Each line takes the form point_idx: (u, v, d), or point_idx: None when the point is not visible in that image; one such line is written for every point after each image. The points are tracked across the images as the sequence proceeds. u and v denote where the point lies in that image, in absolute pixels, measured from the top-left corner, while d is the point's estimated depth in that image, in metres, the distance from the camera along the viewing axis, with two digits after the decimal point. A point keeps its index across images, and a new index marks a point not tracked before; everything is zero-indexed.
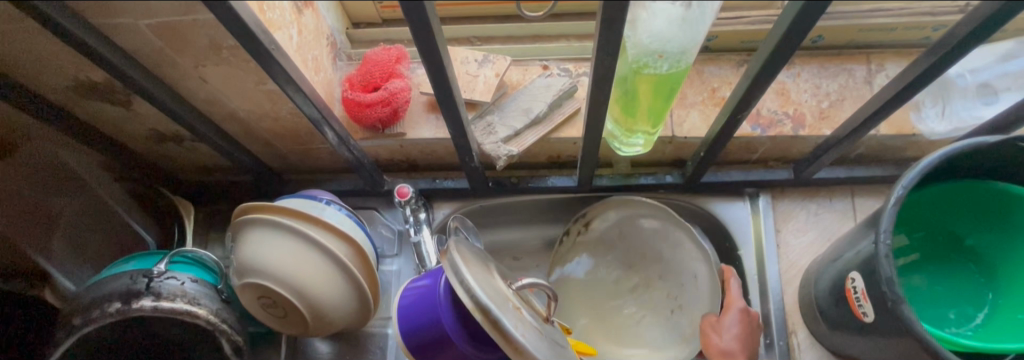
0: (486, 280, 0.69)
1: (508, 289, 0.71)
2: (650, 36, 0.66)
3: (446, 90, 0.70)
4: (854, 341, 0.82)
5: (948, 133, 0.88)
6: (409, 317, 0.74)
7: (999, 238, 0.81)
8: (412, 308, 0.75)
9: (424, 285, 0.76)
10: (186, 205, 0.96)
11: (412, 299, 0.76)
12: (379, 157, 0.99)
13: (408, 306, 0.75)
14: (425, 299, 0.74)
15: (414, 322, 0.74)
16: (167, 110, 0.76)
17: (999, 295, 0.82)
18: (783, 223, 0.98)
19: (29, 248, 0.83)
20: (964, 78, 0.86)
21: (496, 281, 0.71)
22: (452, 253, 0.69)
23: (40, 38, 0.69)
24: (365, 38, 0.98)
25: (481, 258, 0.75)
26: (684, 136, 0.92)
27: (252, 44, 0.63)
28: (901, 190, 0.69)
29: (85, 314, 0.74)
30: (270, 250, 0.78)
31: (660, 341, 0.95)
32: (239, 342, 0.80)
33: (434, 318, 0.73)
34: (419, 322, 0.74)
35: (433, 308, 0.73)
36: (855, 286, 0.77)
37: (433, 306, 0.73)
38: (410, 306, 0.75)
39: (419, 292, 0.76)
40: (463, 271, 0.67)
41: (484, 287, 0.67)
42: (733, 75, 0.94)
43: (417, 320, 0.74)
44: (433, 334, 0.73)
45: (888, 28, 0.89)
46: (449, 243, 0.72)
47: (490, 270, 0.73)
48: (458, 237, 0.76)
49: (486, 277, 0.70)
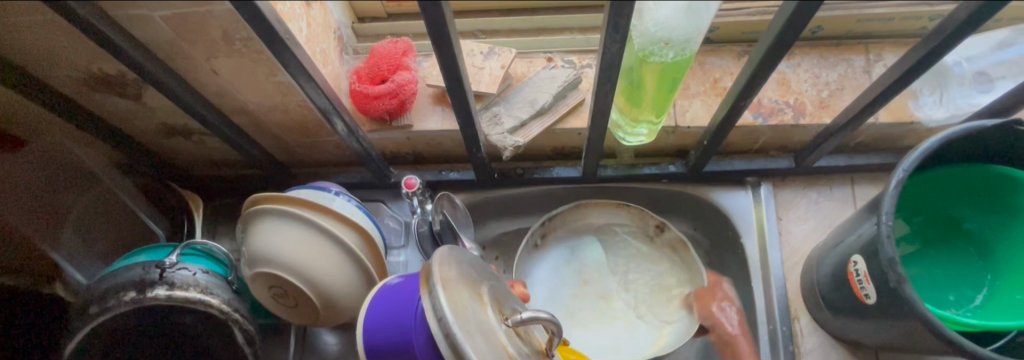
0: (474, 322, 0.65)
1: (496, 326, 0.68)
2: (656, 24, 0.68)
3: (456, 79, 0.71)
4: (856, 324, 0.84)
5: (945, 120, 0.90)
6: (377, 331, 0.73)
7: (998, 221, 0.83)
8: (383, 324, 0.73)
9: (400, 299, 0.74)
10: (195, 198, 0.94)
11: (384, 309, 0.74)
12: (386, 149, 1.01)
13: (380, 317, 0.73)
14: (398, 314, 0.72)
15: (384, 335, 0.72)
16: (179, 101, 0.76)
17: (997, 276, 0.84)
18: (784, 211, 1.00)
19: (39, 241, 0.83)
20: (960, 66, 0.88)
21: (483, 315, 0.68)
22: (434, 287, 0.65)
23: (53, 31, 0.69)
24: (372, 32, 1.00)
25: (470, 283, 0.71)
26: (687, 125, 0.94)
27: (266, 33, 0.64)
28: (902, 173, 0.71)
29: (101, 303, 0.75)
30: (280, 240, 0.79)
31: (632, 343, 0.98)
32: (251, 331, 0.81)
33: (405, 335, 0.71)
34: (388, 337, 0.72)
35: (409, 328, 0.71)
36: (857, 269, 0.78)
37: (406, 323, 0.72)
38: (383, 318, 0.73)
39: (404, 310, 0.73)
40: (446, 317, 0.63)
41: (473, 337, 0.63)
42: (734, 65, 0.96)
43: (387, 335, 0.72)
44: (402, 350, 0.72)
45: (886, 19, 0.91)
46: (435, 271, 0.67)
47: (478, 303, 0.69)
48: (445, 254, 0.71)
49: (473, 317, 0.66)
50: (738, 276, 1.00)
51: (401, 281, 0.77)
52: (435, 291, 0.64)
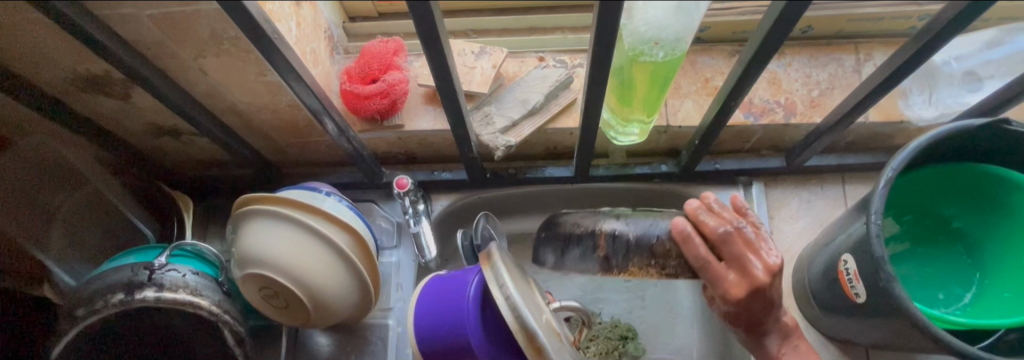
0: (530, 296, 0.72)
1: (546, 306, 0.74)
2: (646, 24, 0.68)
3: (446, 79, 0.71)
4: (846, 323, 0.84)
5: (934, 119, 0.91)
6: (427, 327, 0.78)
7: (986, 220, 0.84)
8: (433, 319, 0.78)
9: (445, 293, 0.80)
10: (185, 200, 0.93)
11: (431, 306, 0.79)
12: (378, 149, 1.00)
13: (427, 314, 0.79)
14: (445, 308, 0.78)
15: (435, 330, 0.78)
16: (167, 101, 0.76)
17: (986, 275, 0.84)
18: (775, 211, 1.00)
19: (27, 244, 0.82)
20: (949, 65, 0.89)
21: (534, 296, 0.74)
22: (497, 263, 0.73)
23: (39, 32, 0.69)
24: (363, 32, 0.99)
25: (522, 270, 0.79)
26: (678, 125, 0.94)
27: (254, 32, 0.64)
28: (891, 172, 0.71)
29: (89, 304, 0.74)
30: (271, 241, 0.78)
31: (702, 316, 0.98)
32: (242, 333, 0.80)
33: (454, 328, 0.77)
34: (439, 332, 0.78)
35: (456, 312, 0.77)
36: (847, 268, 0.78)
37: (454, 317, 0.77)
38: (433, 302, 0.79)
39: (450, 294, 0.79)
40: (509, 286, 0.71)
41: (529, 305, 0.70)
42: (725, 65, 0.96)
43: (438, 331, 0.78)
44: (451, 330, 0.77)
45: (876, 18, 0.91)
46: (496, 252, 0.75)
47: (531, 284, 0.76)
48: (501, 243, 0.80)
49: (529, 292, 0.73)
50: None
51: (442, 276, 0.82)
52: (501, 268, 0.73)
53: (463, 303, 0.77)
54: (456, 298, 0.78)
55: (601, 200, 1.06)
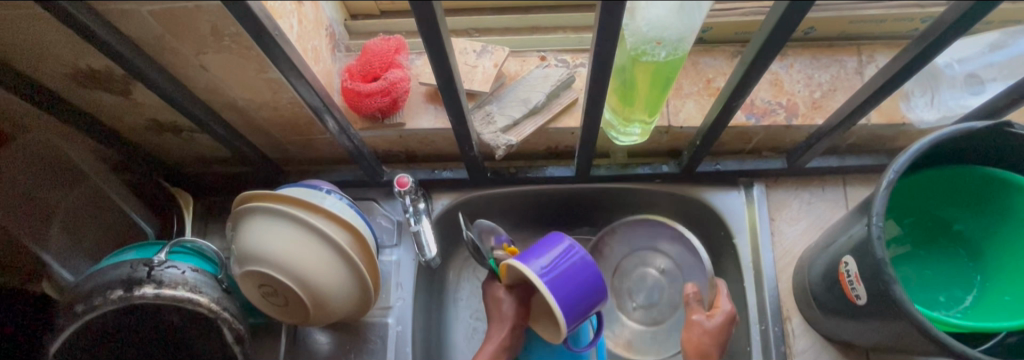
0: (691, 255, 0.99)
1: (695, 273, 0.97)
2: (649, 23, 0.67)
3: (448, 78, 0.71)
4: (848, 325, 0.84)
5: (936, 122, 0.90)
6: (568, 302, 0.80)
7: (988, 222, 0.83)
8: (568, 285, 0.81)
9: (563, 269, 0.81)
10: (185, 197, 0.95)
11: (562, 287, 0.80)
12: (378, 147, 1.00)
13: (563, 289, 0.80)
14: (572, 282, 0.81)
15: (577, 302, 0.81)
16: (167, 97, 0.76)
17: (987, 278, 0.84)
18: (777, 212, 1.00)
19: (26, 239, 0.83)
20: (951, 68, 0.89)
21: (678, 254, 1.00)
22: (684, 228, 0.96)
23: (36, 26, 0.69)
24: (364, 30, 0.99)
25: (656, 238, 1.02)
26: (680, 125, 0.94)
27: (256, 29, 0.64)
28: (892, 174, 0.71)
29: (87, 301, 0.74)
30: (270, 238, 0.78)
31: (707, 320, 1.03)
32: (241, 330, 0.80)
33: (594, 290, 0.82)
34: (579, 300, 0.81)
35: (586, 278, 0.82)
36: (848, 270, 0.78)
37: (588, 280, 0.82)
38: (563, 279, 0.81)
39: (570, 263, 0.82)
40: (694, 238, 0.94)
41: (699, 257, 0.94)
42: (727, 65, 0.96)
43: (579, 301, 0.81)
44: (586, 291, 0.82)
45: (878, 20, 0.91)
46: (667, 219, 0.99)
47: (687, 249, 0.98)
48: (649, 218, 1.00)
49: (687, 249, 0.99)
50: (733, 278, 0.99)
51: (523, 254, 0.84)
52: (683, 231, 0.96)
53: (588, 265, 0.82)
54: (572, 259, 0.82)
55: (602, 201, 1.06)
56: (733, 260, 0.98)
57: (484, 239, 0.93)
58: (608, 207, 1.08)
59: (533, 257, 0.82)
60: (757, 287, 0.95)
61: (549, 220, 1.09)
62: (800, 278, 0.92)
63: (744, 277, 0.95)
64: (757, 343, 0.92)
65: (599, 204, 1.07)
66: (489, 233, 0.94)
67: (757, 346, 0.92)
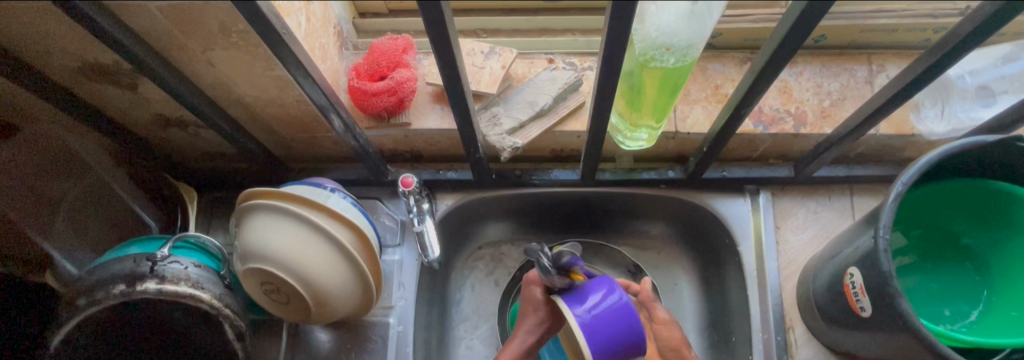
0: None
1: None
2: (658, 29, 0.67)
3: (455, 79, 0.70)
4: (852, 336, 0.83)
5: (946, 134, 0.90)
6: (604, 351, 0.74)
7: (995, 237, 0.83)
8: (607, 338, 0.74)
9: (607, 317, 0.74)
10: (190, 193, 0.97)
11: (603, 337, 0.73)
12: (383, 147, 1.00)
13: (602, 343, 0.73)
14: (610, 336, 0.74)
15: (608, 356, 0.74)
16: (173, 92, 0.75)
17: (993, 293, 0.83)
18: (782, 220, 0.99)
19: (29, 228, 0.82)
20: (963, 79, 0.87)
21: None
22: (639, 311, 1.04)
23: (44, 18, 0.68)
24: (372, 29, 0.99)
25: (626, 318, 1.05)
26: (687, 131, 0.93)
27: (263, 27, 0.63)
28: (900, 186, 0.70)
29: (90, 295, 0.74)
30: (275, 236, 0.78)
31: (709, 327, 1.02)
32: (241, 327, 0.80)
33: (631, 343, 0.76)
34: (615, 349, 0.74)
35: (624, 332, 0.75)
36: (854, 281, 0.77)
37: (627, 330, 0.75)
38: (604, 331, 0.73)
39: (612, 315, 0.74)
40: None
41: None
42: (735, 72, 0.95)
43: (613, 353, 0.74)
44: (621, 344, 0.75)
45: (890, 29, 0.90)
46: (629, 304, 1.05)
47: None
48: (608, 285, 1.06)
49: None
50: (735, 287, 0.98)
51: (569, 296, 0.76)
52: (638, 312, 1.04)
53: (629, 317, 0.75)
54: (616, 308, 0.75)
55: (606, 205, 1.06)
56: (737, 268, 0.98)
57: (558, 260, 0.77)
58: (612, 211, 1.07)
59: (580, 299, 0.75)
60: (761, 296, 0.94)
61: (551, 222, 1.09)
62: (804, 287, 0.91)
63: (748, 286, 0.95)
64: (761, 351, 0.92)
65: (604, 208, 1.07)
66: (562, 254, 0.78)
67: (758, 354, 0.92)
